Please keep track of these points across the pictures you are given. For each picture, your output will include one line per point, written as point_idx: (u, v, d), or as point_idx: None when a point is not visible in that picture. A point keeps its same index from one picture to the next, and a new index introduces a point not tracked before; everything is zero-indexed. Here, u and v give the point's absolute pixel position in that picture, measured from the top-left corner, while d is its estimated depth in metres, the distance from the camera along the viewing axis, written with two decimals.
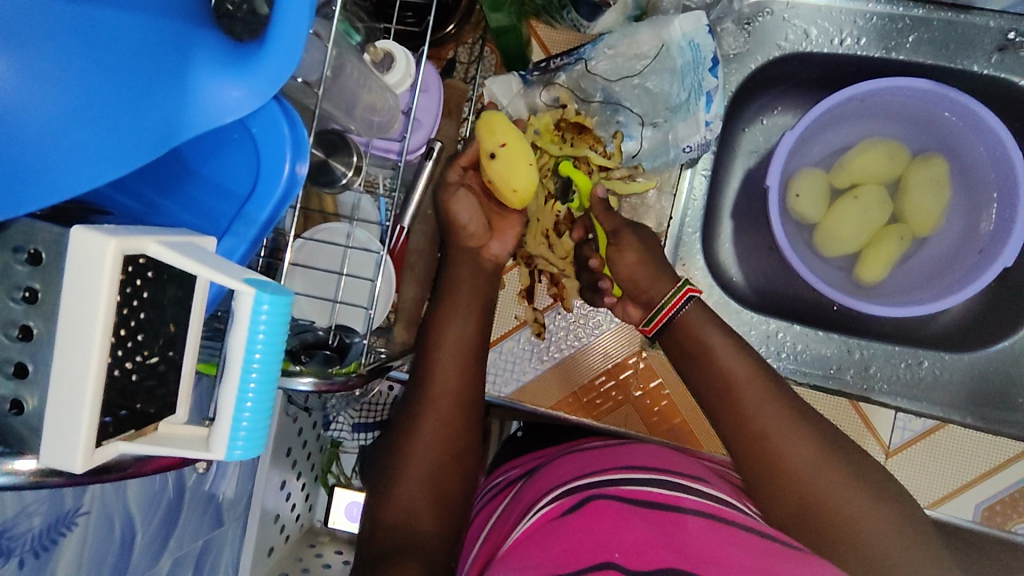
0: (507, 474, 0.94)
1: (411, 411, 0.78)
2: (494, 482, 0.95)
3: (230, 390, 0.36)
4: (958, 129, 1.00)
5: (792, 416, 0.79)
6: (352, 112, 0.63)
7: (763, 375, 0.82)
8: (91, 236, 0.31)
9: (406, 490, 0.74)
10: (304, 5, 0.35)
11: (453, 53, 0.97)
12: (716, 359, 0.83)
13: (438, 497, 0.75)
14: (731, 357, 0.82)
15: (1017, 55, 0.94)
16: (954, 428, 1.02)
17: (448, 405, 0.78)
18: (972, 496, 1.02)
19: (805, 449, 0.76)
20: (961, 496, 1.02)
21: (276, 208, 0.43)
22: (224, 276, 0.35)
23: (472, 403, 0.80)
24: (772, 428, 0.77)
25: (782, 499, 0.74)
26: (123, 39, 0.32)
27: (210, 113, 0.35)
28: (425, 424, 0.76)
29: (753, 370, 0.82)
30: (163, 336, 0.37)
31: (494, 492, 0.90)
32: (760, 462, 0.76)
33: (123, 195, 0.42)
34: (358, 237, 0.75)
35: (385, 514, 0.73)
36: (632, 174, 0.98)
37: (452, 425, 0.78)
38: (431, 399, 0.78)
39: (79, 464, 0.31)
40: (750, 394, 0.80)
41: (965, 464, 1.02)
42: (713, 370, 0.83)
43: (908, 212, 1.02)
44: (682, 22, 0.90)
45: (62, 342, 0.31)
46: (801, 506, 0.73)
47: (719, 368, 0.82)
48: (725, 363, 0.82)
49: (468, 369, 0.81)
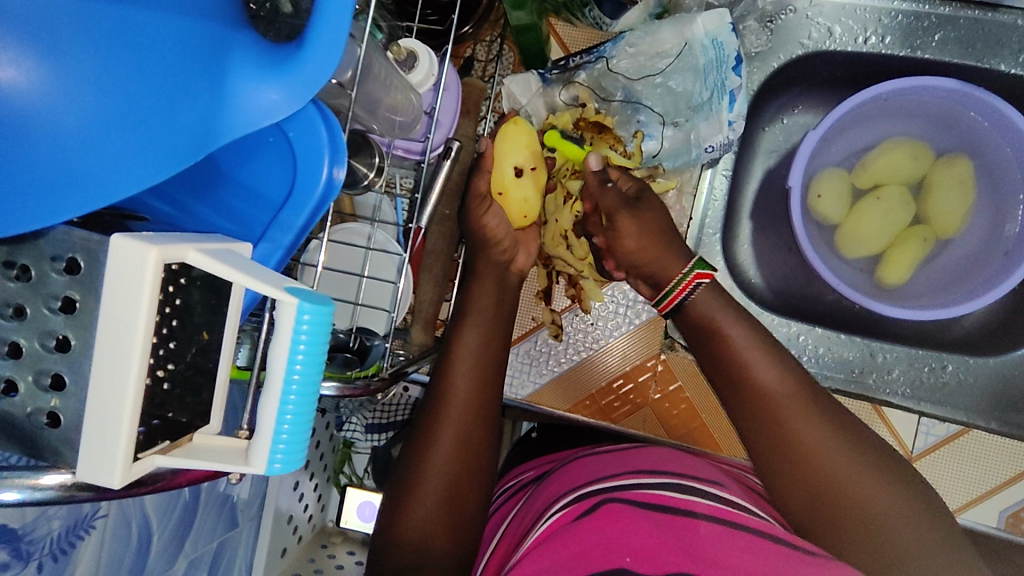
0: (521, 475, 0.94)
1: (428, 427, 0.77)
2: (506, 484, 0.94)
3: (270, 402, 0.35)
4: (984, 130, 0.98)
5: (834, 423, 0.74)
6: (375, 112, 0.62)
7: (800, 377, 0.77)
8: (131, 244, 0.30)
9: (422, 504, 0.73)
10: (344, 7, 0.34)
11: (471, 50, 0.96)
12: (750, 360, 0.78)
13: (451, 510, 0.74)
14: (765, 364, 0.77)
15: None
16: (978, 434, 1.00)
17: (463, 419, 0.77)
18: (996, 502, 1.01)
19: (850, 454, 0.71)
20: (983, 503, 1.01)
21: (312, 215, 0.42)
22: (265, 286, 0.34)
23: (489, 418, 0.80)
24: (816, 439, 0.72)
25: (812, 508, 0.70)
26: (163, 45, 0.31)
27: (249, 117, 0.34)
28: (441, 440, 0.76)
29: (789, 377, 0.77)
30: (197, 344, 0.36)
31: (508, 493, 0.89)
32: (796, 475, 0.71)
33: (155, 198, 0.41)
34: (378, 238, 0.75)
35: (399, 526, 0.72)
36: (653, 174, 0.98)
37: (467, 439, 0.77)
38: (447, 415, 0.77)
39: (117, 479, 0.31)
40: (789, 405, 0.74)
41: (989, 469, 1.01)
42: (741, 379, 0.77)
43: (934, 213, 1.00)
44: (706, 20, 0.88)
45: (99, 354, 0.30)
46: (827, 504, 0.69)
47: (750, 377, 0.77)
48: (762, 373, 0.76)
49: (484, 384, 0.80)
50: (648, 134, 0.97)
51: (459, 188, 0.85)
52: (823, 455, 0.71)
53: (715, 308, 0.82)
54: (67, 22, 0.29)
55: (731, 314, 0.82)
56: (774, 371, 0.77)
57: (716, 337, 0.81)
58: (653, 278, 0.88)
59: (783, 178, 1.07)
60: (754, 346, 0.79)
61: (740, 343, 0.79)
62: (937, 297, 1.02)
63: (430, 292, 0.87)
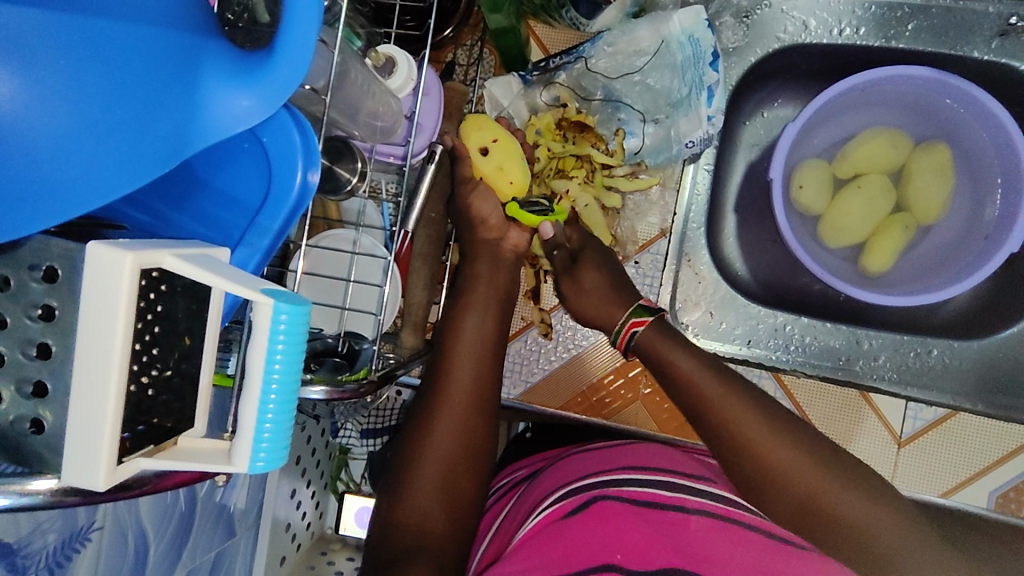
0: (513, 474, 0.94)
1: (426, 415, 0.78)
2: (501, 482, 0.94)
3: (251, 401, 0.36)
4: (960, 117, 0.99)
5: (802, 443, 0.75)
6: (355, 118, 0.62)
7: (762, 402, 0.79)
8: (107, 251, 0.30)
9: (422, 490, 0.74)
10: (311, 19, 0.35)
11: (452, 55, 0.97)
12: (705, 385, 0.81)
13: (448, 500, 0.75)
14: (729, 393, 0.79)
15: (1018, 39, 0.93)
16: (966, 416, 1.02)
17: (462, 409, 0.78)
18: (986, 483, 1.02)
19: (824, 463, 0.74)
20: (974, 484, 1.02)
21: (288, 219, 0.43)
22: (241, 288, 0.35)
23: (487, 406, 0.80)
24: (790, 460, 0.74)
25: (794, 515, 0.72)
26: (136, 54, 0.32)
27: (222, 123, 0.35)
28: (439, 426, 0.77)
29: (752, 405, 0.78)
30: (180, 349, 0.37)
31: (502, 490, 0.90)
32: (769, 480, 0.73)
33: (133, 208, 0.43)
34: (364, 243, 0.75)
35: (398, 512, 0.73)
36: (635, 171, 0.98)
37: (466, 429, 0.78)
38: (445, 406, 0.78)
39: (102, 482, 0.31)
40: (759, 427, 0.76)
41: (978, 451, 1.02)
42: (709, 413, 0.79)
43: (914, 199, 1.01)
44: (682, 18, 0.90)
45: (80, 361, 0.31)
46: (807, 508, 0.72)
47: (715, 410, 0.79)
48: (724, 407, 0.78)
49: (482, 376, 0.81)
50: (630, 132, 0.98)
51: (443, 191, 0.86)
52: (798, 463, 0.73)
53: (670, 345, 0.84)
54: (38, 34, 0.30)
55: (683, 349, 0.84)
56: (736, 392, 0.80)
57: (678, 375, 0.82)
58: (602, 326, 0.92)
59: (766, 171, 1.08)
60: (715, 379, 0.81)
61: (701, 378, 0.81)
62: (921, 282, 1.03)
63: (418, 295, 0.87)
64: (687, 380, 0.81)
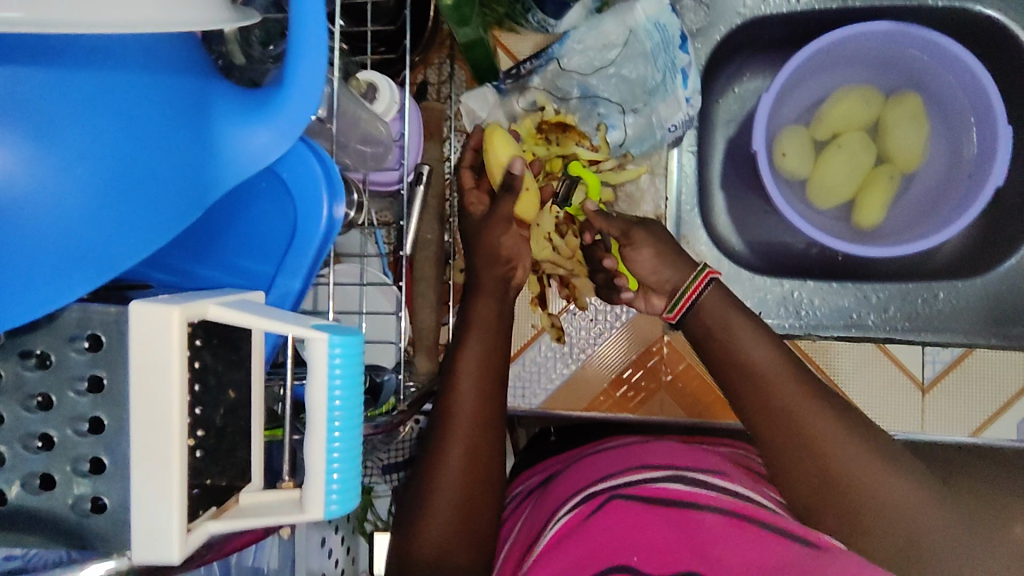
0: (529, 481, 0.95)
1: (435, 448, 0.75)
2: (517, 490, 0.95)
3: (316, 442, 0.34)
4: (925, 64, 1.01)
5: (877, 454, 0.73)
6: (347, 147, 0.62)
7: (830, 399, 0.76)
8: (152, 308, 0.29)
9: (438, 517, 0.72)
10: (321, 44, 0.34)
11: (422, 75, 0.97)
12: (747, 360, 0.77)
13: (465, 525, 0.74)
14: (799, 396, 0.75)
15: None
16: (983, 354, 1.03)
17: (469, 435, 0.75)
18: (1012, 416, 1.03)
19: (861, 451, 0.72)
20: (1001, 418, 1.03)
21: (317, 253, 0.42)
22: (290, 326, 0.34)
23: (492, 430, 0.77)
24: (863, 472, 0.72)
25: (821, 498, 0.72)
26: (150, 103, 0.31)
27: (243, 162, 0.35)
28: (451, 460, 0.74)
29: (827, 410, 0.75)
30: (225, 403, 0.35)
31: (519, 499, 0.91)
32: (803, 466, 0.73)
33: (157, 269, 0.41)
34: (370, 273, 0.74)
35: (417, 540, 0.73)
36: (622, 163, 1.00)
37: (478, 452, 0.75)
38: (453, 433, 0.74)
39: (176, 553, 0.30)
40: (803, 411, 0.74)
41: (1001, 386, 1.03)
42: (779, 407, 0.74)
43: (895, 149, 1.03)
44: (645, 6, 0.89)
45: (136, 430, 0.29)
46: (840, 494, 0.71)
47: (786, 402, 0.74)
48: (798, 404, 0.74)
49: (487, 401, 0.77)
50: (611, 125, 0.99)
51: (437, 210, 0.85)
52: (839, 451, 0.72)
53: (741, 330, 0.79)
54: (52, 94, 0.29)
55: (753, 329, 0.79)
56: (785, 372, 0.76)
57: (743, 365, 0.77)
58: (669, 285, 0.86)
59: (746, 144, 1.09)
60: (783, 373, 0.76)
61: (774, 373, 0.76)
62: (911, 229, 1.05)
63: (426, 318, 0.86)
64: (755, 373, 0.76)
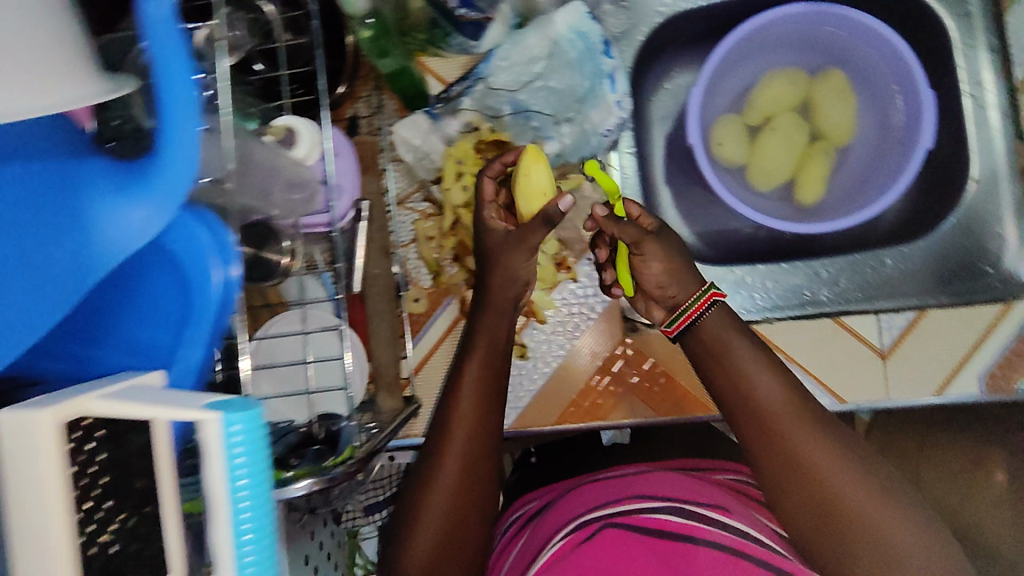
0: (524, 508, 0.96)
1: (422, 483, 0.74)
2: (507, 518, 0.96)
3: (221, 522, 0.34)
4: (846, 39, 1.03)
5: (888, 497, 0.70)
6: (267, 198, 0.59)
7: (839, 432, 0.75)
8: (22, 411, 0.30)
9: (429, 530, 0.72)
10: (192, 106, 0.32)
11: (351, 110, 0.91)
12: (739, 366, 0.78)
13: (444, 555, 0.72)
14: (806, 431, 0.74)
15: None
16: (935, 311, 1.00)
17: (462, 450, 0.74)
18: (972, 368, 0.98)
19: (852, 473, 0.71)
20: (962, 371, 0.98)
21: (219, 317, 0.40)
22: (180, 410, 0.34)
23: (490, 466, 0.77)
24: (874, 519, 0.68)
25: (814, 521, 0.71)
26: (13, 200, 0.33)
27: (116, 242, 0.34)
28: (433, 497, 0.73)
29: (836, 447, 0.73)
30: (136, 494, 0.34)
31: (512, 526, 0.92)
32: (791, 487, 0.72)
33: (48, 359, 0.40)
34: (314, 317, 0.73)
35: (407, 552, 0.72)
36: (564, 173, 0.99)
37: (472, 466, 0.75)
38: (444, 453, 0.74)
39: None
40: (791, 431, 0.73)
41: (955, 342, 0.99)
42: (782, 441, 0.73)
43: (828, 125, 1.04)
44: (564, 16, 0.93)
45: (29, 530, 0.30)
46: (829, 518, 0.70)
47: (777, 422, 0.74)
48: (803, 440, 0.73)
49: (490, 431, 0.78)
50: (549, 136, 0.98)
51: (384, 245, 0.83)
52: (826, 473, 0.71)
53: (744, 354, 0.79)
54: None
55: (761, 357, 0.79)
56: (774, 388, 0.77)
57: (745, 398, 0.77)
58: (665, 301, 0.87)
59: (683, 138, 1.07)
60: (789, 408, 0.75)
61: (778, 408, 0.75)
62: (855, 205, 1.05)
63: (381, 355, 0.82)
64: (758, 409, 0.75)
